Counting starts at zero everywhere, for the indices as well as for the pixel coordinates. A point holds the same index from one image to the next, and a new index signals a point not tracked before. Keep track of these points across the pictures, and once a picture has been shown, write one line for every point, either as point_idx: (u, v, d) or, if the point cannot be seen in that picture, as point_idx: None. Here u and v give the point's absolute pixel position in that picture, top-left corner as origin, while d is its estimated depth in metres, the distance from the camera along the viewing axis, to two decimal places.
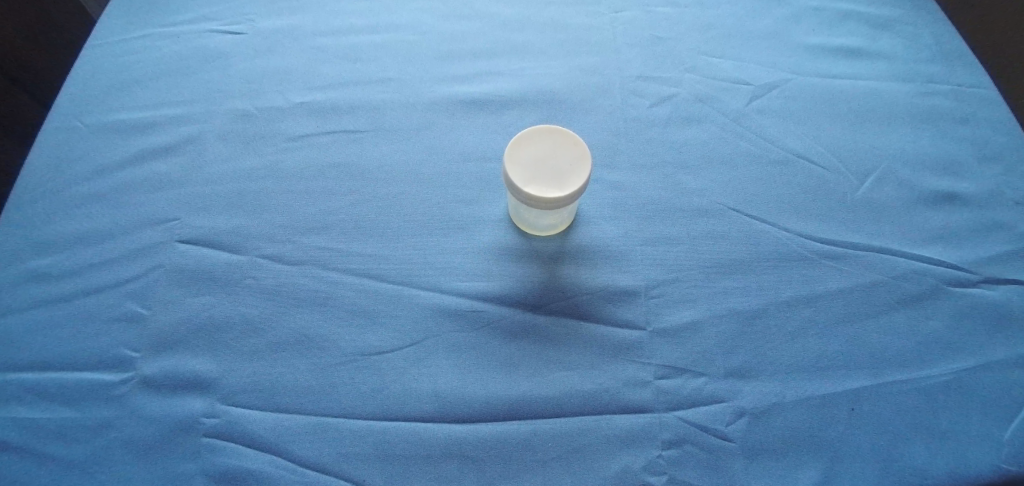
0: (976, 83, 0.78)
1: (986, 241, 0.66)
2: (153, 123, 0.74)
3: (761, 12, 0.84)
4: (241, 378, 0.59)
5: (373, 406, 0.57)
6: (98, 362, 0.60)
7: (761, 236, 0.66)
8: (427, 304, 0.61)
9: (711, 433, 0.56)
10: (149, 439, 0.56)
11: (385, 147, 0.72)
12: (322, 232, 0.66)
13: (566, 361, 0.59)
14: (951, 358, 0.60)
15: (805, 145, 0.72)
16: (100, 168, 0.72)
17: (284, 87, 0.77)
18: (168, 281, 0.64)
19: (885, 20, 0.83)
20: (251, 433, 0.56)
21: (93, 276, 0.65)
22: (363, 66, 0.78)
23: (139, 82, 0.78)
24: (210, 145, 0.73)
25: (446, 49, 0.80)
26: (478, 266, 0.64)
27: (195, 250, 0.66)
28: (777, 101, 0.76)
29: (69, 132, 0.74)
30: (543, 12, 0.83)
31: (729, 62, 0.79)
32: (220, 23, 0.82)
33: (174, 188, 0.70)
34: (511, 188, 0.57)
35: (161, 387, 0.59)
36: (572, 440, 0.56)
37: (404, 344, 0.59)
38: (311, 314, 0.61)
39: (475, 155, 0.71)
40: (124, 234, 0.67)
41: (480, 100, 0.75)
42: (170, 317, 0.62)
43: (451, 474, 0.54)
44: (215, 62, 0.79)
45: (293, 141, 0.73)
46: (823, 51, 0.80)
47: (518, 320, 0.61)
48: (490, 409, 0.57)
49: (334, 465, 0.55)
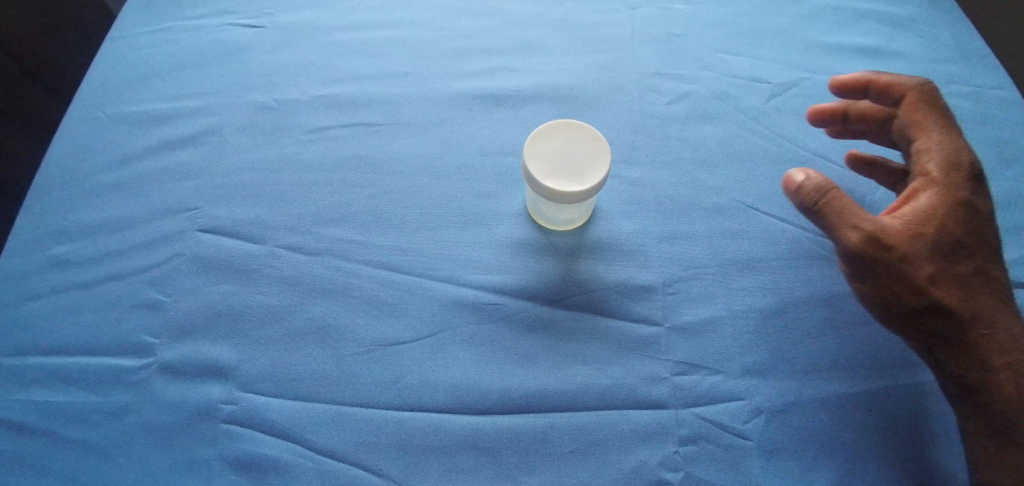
0: (997, 84, 0.77)
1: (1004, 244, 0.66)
2: (174, 115, 0.75)
3: (780, 10, 0.83)
4: (260, 366, 0.59)
5: (390, 397, 0.57)
6: (118, 348, 0.61)
7: (779, 235, 0.66)
8: (446, 296, 0.62)
9: (728, 430, 0.56)
10: (169, 425, 0.57)
11: (402, 141, 0.72)
12: (340, 223, 0.66)
13: (582, 355, 0.59)
14: None
15: (823, 144, 0.72)
16: (120, 158, 0.73)
17: (302, 80, 0.77)
18: (189, 270, 0.65)
19: (905, 20, 0.83)
20: (269, 422, 0.57)
21: (114, 264, 0.65)
22: (381, 61, 0.78)
23: (160, 75, 0.78)
24: (229, 137, 0.73)
25: (464, 45, 0.80)
26: (496, 260, 0.64)
27: (215, 239, 0.66)
28: (796, 100, 0.75)
29: (92, 123, 0.75)
30: (561, 8, 0.83)
31: (747, 60, 0.78)
32: (239, 17, 0.83)
33: (193, 179, 0.70)
34: (530, 179, 0.58)
35: (180, 374, 0.59)
36: (589, 434, 0.56)
37: (421, 336, 0.60)
38: (329, 304, 0.62)
39: (492, 150, 0.71)
40: (145, 222, 0.68)
41: (498, 95, 0.75)
42: (189, 306, 0.63)
43: (467, 465, 0.55)
44: (234, 55, 0.79)
45: (311, 133, 0.73)
46: (842, 50, 0.80)
47: (535, 313, 0.61)
48: (507, 402, 0.57)
49: (351, 455, 0.55)
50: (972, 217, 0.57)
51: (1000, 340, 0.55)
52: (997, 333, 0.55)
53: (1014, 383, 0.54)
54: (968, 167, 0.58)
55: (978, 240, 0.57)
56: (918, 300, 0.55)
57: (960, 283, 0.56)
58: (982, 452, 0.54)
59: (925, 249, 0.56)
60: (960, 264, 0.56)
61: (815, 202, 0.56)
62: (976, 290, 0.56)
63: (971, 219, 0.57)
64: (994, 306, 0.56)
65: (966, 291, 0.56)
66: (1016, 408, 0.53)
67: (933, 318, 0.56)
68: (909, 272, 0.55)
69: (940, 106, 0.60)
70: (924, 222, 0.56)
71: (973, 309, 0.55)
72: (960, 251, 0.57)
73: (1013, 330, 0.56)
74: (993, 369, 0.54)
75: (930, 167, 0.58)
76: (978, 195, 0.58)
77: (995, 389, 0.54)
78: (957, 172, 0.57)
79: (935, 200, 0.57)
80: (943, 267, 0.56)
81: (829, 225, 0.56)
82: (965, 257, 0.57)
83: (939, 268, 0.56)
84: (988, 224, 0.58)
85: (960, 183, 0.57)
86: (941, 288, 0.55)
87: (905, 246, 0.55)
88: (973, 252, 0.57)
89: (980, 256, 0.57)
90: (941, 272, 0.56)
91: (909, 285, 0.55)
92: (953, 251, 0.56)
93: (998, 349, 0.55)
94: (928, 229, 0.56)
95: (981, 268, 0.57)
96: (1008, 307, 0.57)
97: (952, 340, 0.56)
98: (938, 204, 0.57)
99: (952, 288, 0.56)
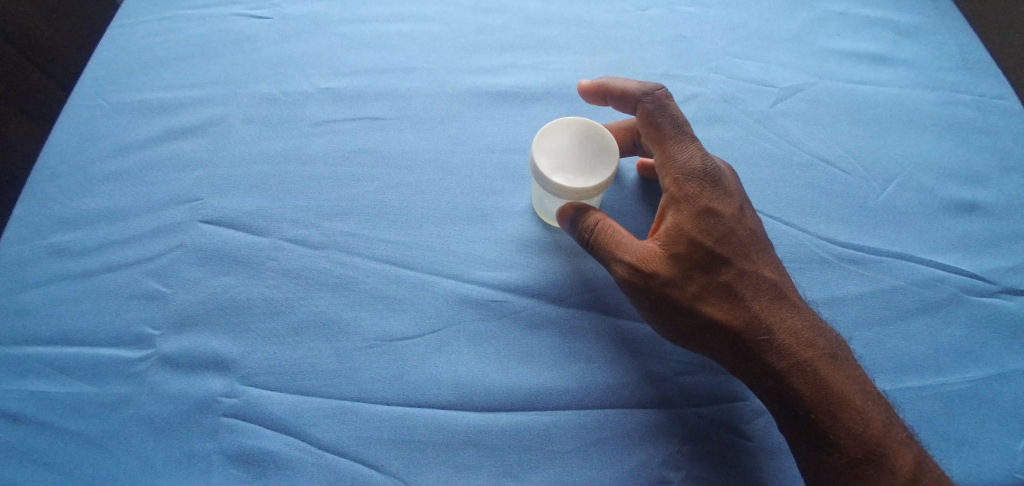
0: (999, 93, 0.78)
1: (1003, 251, 0.66)
2: (178, 104, 0.75)
3: (787, 14, 0.84)
4: (263, 360, 0.59)
5: (393, 393, 0.57)
6: (118, 338, 0.60)
7: (783, 239, 0.66)
8: (450, 291, 0.62)
9: (729, 430, 0.56)
10: (168, 418, 0.57)
11: (408, 135, 0.72)
12: (345, 217, 0.66)
13: (583, 353, 0.59)
14: (969, 366, 0.60)
15: (827, 149, 0.73)
16: (123, 147, 0.72)
17: (308, 73, 0.77)
18: (191, 261, 0.64)
19: (910, 28, 0.83)
20: (270, 415, 0.56)
21: (116, 253, 0.65)
22: (388, 55, 0.78)
23: (165, 64, 0.78)
24: (234, 127, 0.73)
25: (472, 41, 0.79)
26: (502, 257, 0.64)
27: (218, 231, 0.66)
28: (802, 104, 0.76)
29: (94, 110, 0.74)
30: (570, 7, 0.83)
31: (754, 64, 0.79)
32: (246, 7, 0.82)
33: (196, 169, 0.70)
34: (536, 174, 0.57)
35: (180, 366, 0.59)
36: (591, 432, 0.56)
37: (426, 331, 0.60)
38: (334, 298, 0.61)
39: (499, 147, 0.71)
40: (147, 212, 0.67)
41: (505, 93, 0.75)
42: (191, 297, 0.62)
43: (469, 462, 0.55)
44: (240, 46, 0.79)
45: (317, 126, 0.73)
46: (848, 56, 0.80)
47: (540, 311, 0.61)
48: (511, 399, 0.57)
49: (353, 450, 0.55)
50: (717, 221, 0.58)
51: (775, 339, 0.56)
52: (771, 331, 0.56)
53: (801, 379, 0.54)
54: (703, 172, 0.58)
55: (735, 244, 0.58)
56: (692, 322, 0.57)
57: (728, 293, 0.57)
58: (798, 451, 0.54)
59: (684, 269, 0.57)
60: (720, 274, 0.57)
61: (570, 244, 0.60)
62: (746, 295, 0.57)
63: (718, 225, 0.58)
64: (767, 307, 0.57)
65: (734, 300, 0.57)
66: (812, 404, 0.54)
67: (708, 335, 0.57)
68: (673, 297, 0.57)
69: (668, 115, 0.59)
70: (675, 241, 0.57)
71: (743, 315, 0.56)
72: (719, 259, 0.57)
73: (788, 326, 0.56)
74: (781, 372, 0.55)
75: (666, 183, 0.59)
76: (718, 199, 0.58)
77: (789, 391, 0.54)
78: (692, 181, 0.58)
79: (680, 217, 0.58)
80: (708, 281, 0.57)
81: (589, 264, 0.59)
82: (726, 265, 0.57)
83: (702, 286, 0.57)
84: (741, 225, 0.59)
85: (700, 192, 0.58)
86: (710, 304, 0.57)
87: (660, 272, 0.57)
88: (733, 256, 0.58)
89: (746, 258, 0.58)
90: (705, 288, 0.57)
91: (678, 309, 0.57)
92: (713, 262, 0.57)
93: (780, 351, 0.55)
94: (680, 247, 0.57)
95: (747, 271, 0.58)
96: (784, 302, 0.57)
97: (732, 352, 0.56)
98: (684, 220, 0.58)
99: (720, 302, 0.57)
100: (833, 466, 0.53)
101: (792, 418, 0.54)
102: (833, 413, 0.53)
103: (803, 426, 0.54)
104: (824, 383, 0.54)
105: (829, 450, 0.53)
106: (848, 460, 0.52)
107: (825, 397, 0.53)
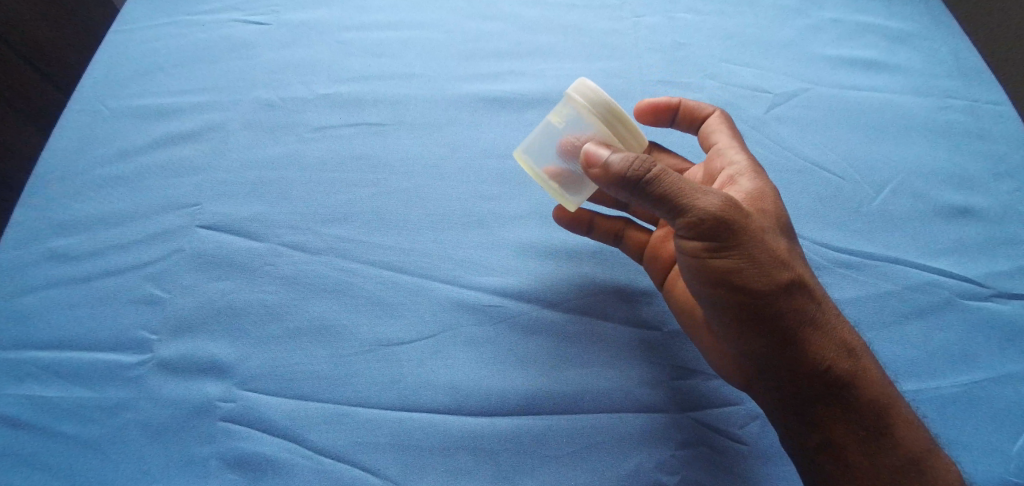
0: (993, 99, 0.79)
1: (997, 256, 0.67)
2: (176, 109, 0.75)
3: (781, 23, 0.85)
4: (260, 364, 0.59)
5: (389, 397, 0.57)
6: (116, 342, 0.60)
7: None
8: (447, 297, 0.62)
9: (723, 434, 0.57)
10: (165, 422, 0.56)
11: (406, 140, 0.72)
12: (343, 222, 0.67)
13: (578, 358, 0.60)
14: (964, 369, 0.60)
15: (822, 154, 0.73)
16: (121, 152, 0.72)
17: (307, 79, 0.77)
18: (190, 266, 0.64)
19: (904, 35, 0.84)
20: (267, 419, 0.56)
21: (115, 258, 0.65)
22: (387, 61, 0.79)
23: (165, 69, 0.79)
24: (233, 133, 0.73)
25: (470, 48, 0.80)
26: (498, 262, 0.64)
27: (217, 235, 0.66)
28: (796, 110, 0.76)
29: (94, 115, 0.75)
30: (566, 15, 0.84)
31: (749, 70, 0.80)
32: (246, 14, 0.83)
33: (195, 174, 0.70)
34: (615, 118, 0.54)
35: (177, 370, 0.59)
36: (586, 436, 0.56)
37: (422, 336, 0.60)
38: (332, 303, 0.62)
39: (497, 152, 0.72)
40: (146, 217, 0.68)
41: (502, 98, 0.76)
42: (190, 302, 0.62)
43: (464, 466, 0.55)
44: (240, 52, 0.80)
45: (316, 132, 0.73)
46: (842, 62, 0.81)
47: (537, 316, 0.62)
48: (508, 403, 0.57)
49: (349, 454, 0.55)
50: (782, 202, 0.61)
51: (842, 318, 0.56)
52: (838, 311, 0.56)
53: (869, 359, 0.54)
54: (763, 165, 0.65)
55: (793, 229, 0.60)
56: (780, 274, 0.52)
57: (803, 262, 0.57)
58: (839, 443, 0.52)
59: (769, 225, 0.55)
60: (793, 245, 0.57)
61: (654, 167, 0.51)
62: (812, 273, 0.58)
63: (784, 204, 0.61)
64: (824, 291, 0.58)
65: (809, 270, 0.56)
66: (879, 388, 0.53)
67: (791, 293, 0.53)
68: (768, 243, 0.53)
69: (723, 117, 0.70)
70: (758, 202, 0.58)
71: (816, 286, 0.56)
72: (791, 232, 0.58)
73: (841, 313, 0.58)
74: (855, 351, 0.54)
75: (741, 159, 0.62)
76: None
77: (861, 372, 0.53)
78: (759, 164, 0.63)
79: (759, 184, 0.60)
80: (787, 244, 0.56)
81: (680, 190, 0.50)
82: (795, 240, 0.58)
83: (787, 247, 0.55)
84: None
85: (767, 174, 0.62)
86: (794, 262, 0.54)
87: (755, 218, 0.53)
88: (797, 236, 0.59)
89: None
90: (788, 251, 0.55)
91: (771, 257, 0.52)
92: (786, 230, 0.57)
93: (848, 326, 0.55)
94: (762, 208, 0.58)
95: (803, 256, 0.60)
96: None
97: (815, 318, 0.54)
98: (763, 187, 0.59)
99: (802, 266, 0.55)
100: (875, 452, 0.51)
101: (857, 404, 0.52)
102: (892, 402, 0.52)
103: (861, 417, 0.52)
104: (881, 368, 0.54)
105: (889, 442, 0.51)
106: (908, 456, 0.51)
107: (887, 383, 0.53)
